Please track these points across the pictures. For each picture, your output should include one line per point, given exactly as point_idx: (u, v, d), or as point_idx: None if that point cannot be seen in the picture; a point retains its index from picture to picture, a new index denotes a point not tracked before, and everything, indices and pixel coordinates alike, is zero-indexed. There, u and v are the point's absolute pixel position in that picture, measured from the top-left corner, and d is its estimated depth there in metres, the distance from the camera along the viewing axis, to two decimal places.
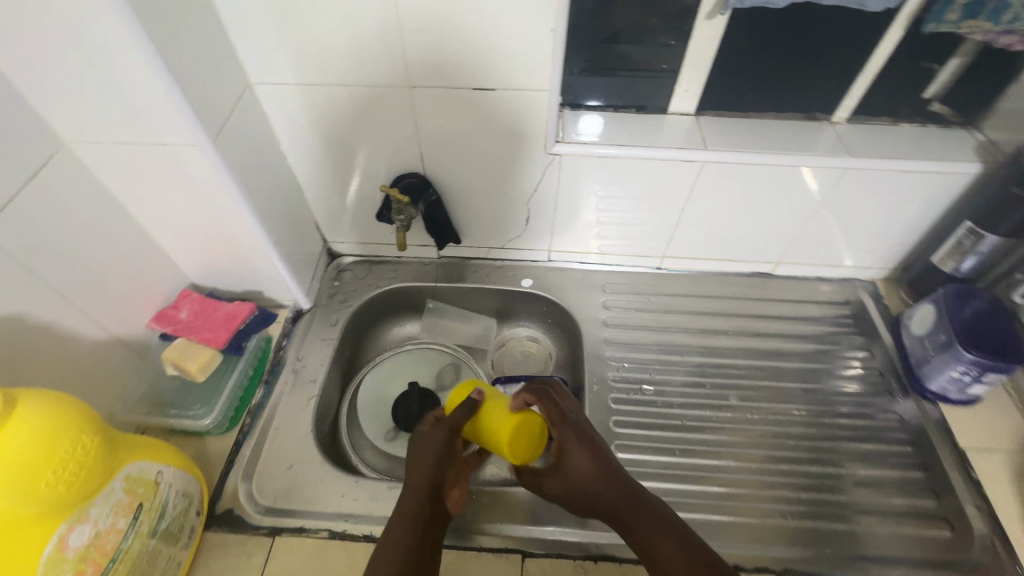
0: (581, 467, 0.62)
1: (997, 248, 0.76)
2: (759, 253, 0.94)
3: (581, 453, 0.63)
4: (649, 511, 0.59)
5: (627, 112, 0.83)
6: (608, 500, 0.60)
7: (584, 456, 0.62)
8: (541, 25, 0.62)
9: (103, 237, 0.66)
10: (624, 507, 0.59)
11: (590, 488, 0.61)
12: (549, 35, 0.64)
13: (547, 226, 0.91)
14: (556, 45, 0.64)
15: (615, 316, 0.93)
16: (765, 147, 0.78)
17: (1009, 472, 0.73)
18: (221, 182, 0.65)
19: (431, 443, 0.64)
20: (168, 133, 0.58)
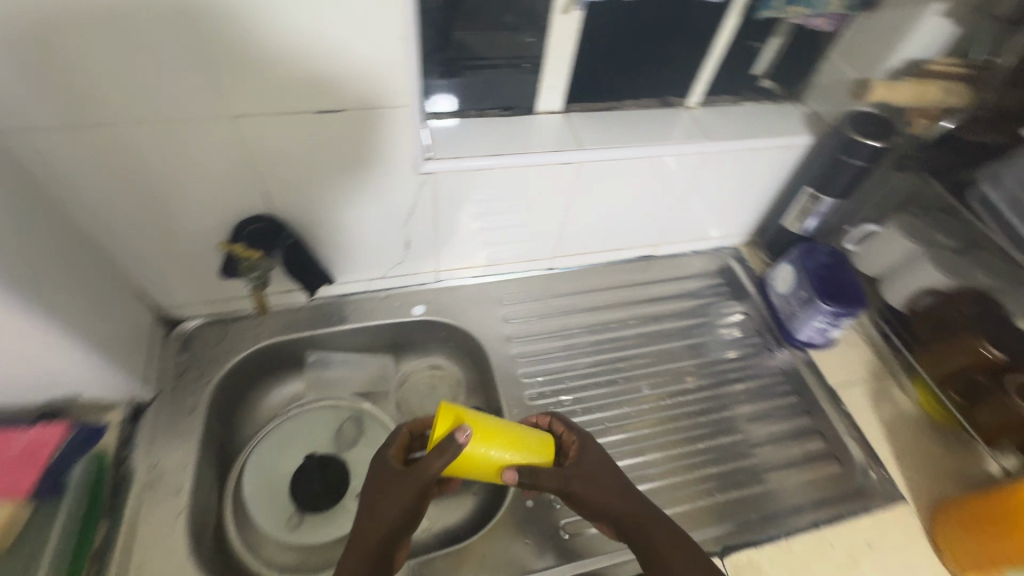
0: (599, 472, 0.60)
1: (832, 208, 0.86)
2: (640, 239, 0.97)
3: (596, 456, 0.62)
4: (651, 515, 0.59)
5: (496, 114, 0.77)
6: (627, 508, 0.59)
7: (600, 462, 0.61)
8: (387, 34, 0.54)
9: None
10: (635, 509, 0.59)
11: (607, 495, 0.59)
12: (397, 45, 0.55)
13: (429, 246, 0.83)
14: (408, 55, 0.56)
15: (518, 329, 0.89)
16: (635, 140, 0.78)
17: (868, 399, 0.85)
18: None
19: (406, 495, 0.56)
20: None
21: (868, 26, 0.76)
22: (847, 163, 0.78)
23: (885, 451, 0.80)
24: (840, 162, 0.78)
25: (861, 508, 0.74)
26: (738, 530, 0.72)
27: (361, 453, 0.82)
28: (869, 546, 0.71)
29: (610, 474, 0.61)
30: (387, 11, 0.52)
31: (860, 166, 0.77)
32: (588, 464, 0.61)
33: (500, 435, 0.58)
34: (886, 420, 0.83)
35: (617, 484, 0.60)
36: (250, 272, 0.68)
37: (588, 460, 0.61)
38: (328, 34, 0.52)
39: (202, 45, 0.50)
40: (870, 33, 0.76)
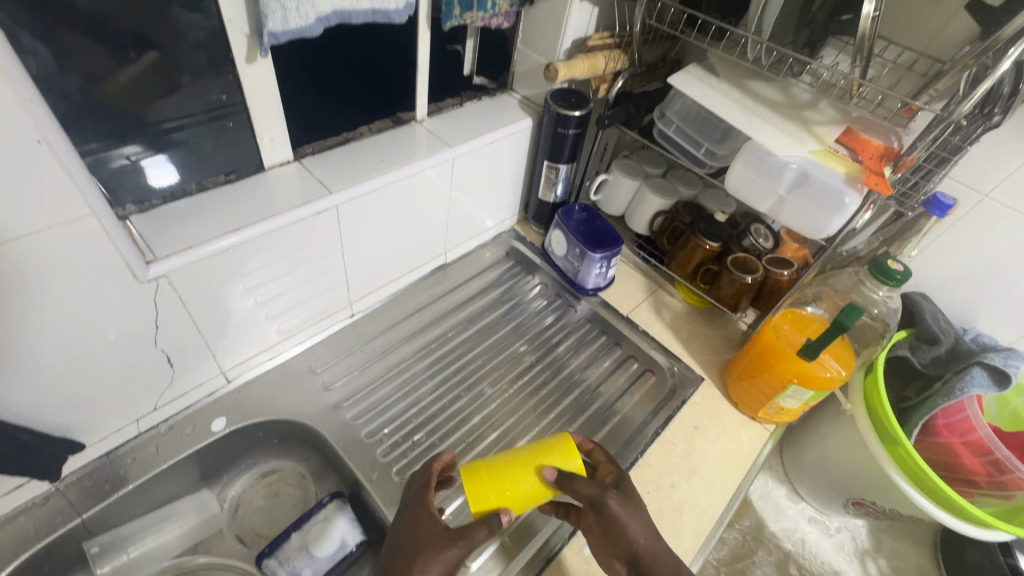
0: (633, 506, 0.62)
1: (570, 172, 0.98)
2: (427, 253, 0.97)
3: (631, 489, 0.64)
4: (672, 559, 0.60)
5: (219, 183, 0.67)
6: (652, 548, 0.60)
7: (632, 497, 0.63)
8: (18, 142, 0.40)
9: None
10: (656, 548, 0.60)
11: (638, 535, 0.60)
12: (39, 149, 0.42)
13: (200, 351, 0.70)
14: (62, 158, 0.44)
15: (343, 392, 0.82)
16: (382, 167, 0.77)
17: (653, 312, 1.02)
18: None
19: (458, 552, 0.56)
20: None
21: (537, 17, 0.87)
22: (564, 134, 0.90)
23: (679, 347, 0.96)
24: (560, 134, 0.90)
25: (682, 400, 0.89)
26: None
27: None
28: (696, 428, 0.85)
29: (640, 508, 0.62)
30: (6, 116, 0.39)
31: (575, 133, 0.90)
32: (624, 491, 0.63)
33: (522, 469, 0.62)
34: (670, 323, 1.00)
35: (645, 522, 0.62)
36: None
37: (626, 490, 0.63)
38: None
39: None
40: (541, 22, 0.87)
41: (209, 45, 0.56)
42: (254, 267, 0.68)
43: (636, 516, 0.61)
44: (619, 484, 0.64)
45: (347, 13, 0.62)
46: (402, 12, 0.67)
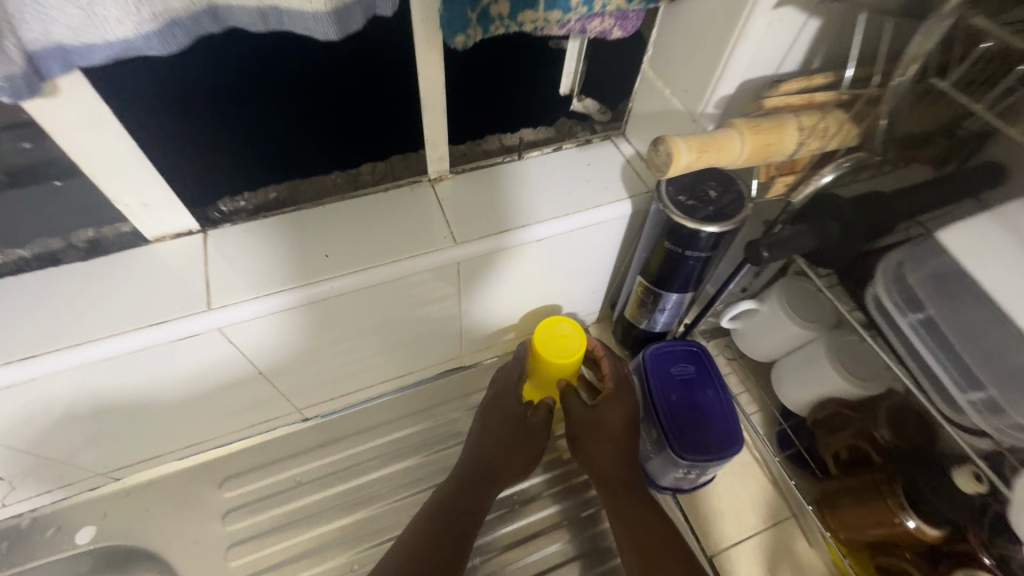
0: (617, 424, 0.55)
1: (682, 301, 0.56)
2: (430, 356, 0.65)
3: (626, 408, 0.56)
4: (640, 488, 0.55)
5: (80, 250, 0.47)
6: (626, 488, 0.55)
7: (622, 417, 0.55)
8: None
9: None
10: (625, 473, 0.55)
11: (610, 455, 0.55)
12: None
13: (51, 456, 0.52)
14: None
15: (245, 536, 0.59)
16: (330, 261, 0.47)
17: (760, 566, 0.59)
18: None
19: (510, 444, 0.57)
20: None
21: (682, 23, 0.45)
22: (683, 256, 0.48)
23: None
24: (668, 252, 0.48)
25: None
26: None
27: None
28: None
29: (625, 427, 0.55)
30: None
31: (699, 256, 0.48)
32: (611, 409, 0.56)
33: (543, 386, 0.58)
34: None
35: (624, 445, 0.55)
36: None
37: (613, 410, 0.56)
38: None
39: None
40: (687, 35, 0.45)
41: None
42: (224, 361, 0.50)
43: (614, 446, 0.55)
44: (617, 394, 0.56)
45: (219, 10, 0.32)
46: (337, 26, 0.34)
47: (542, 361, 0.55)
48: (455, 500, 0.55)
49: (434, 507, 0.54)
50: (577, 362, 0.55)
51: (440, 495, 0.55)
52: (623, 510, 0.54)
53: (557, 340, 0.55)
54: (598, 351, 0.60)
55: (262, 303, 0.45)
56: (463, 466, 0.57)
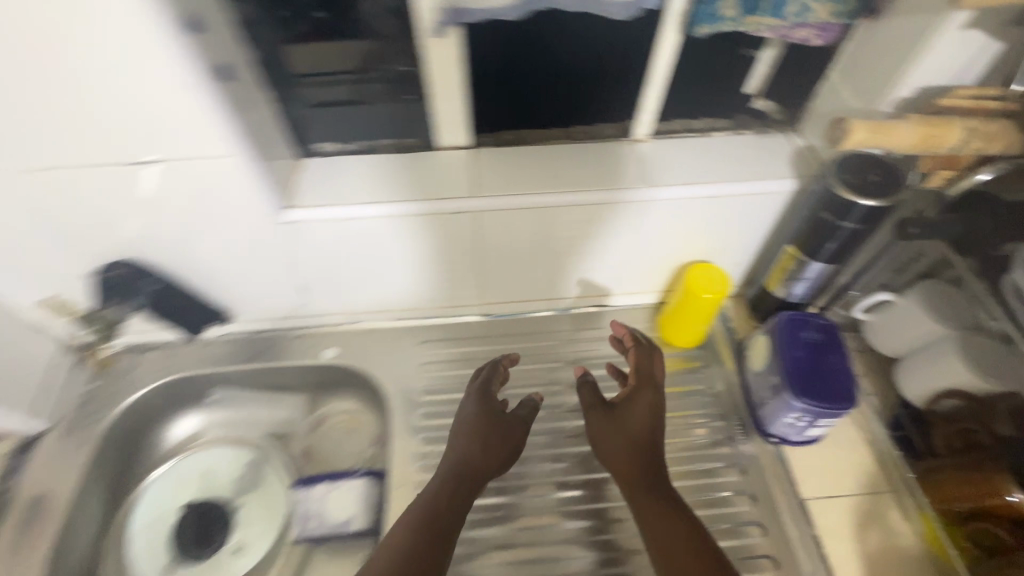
0: (640, 420, 0.64)
1: (824, 274, 0.66)
2: (590, 287, 0.81)
3: (648, 404, 0.66)
4: (669, 494, 0.58)
5: (392, 150, 0.66)
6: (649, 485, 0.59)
7: (645, 413, 0.65)
8: (172, 69, 0.46)
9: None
10: (648, 468, 0.61)
11: (624, 449, 0.62)
12: (189, 92, 0.48)
13: (328, 289, 0.75)
14: (209, 100, 0.49)
15: (432, 383, 0.79)
16: (556, 181, 0.64)
17: (850, 521, 0.66)
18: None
19: (489, 446, 0.64)
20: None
21: (880, 39, 0.55)
22: (835, 226, 0.58)
23: None
24: (824, 222, 0.59)
25: None
26: None
27: (250, 502, 0.78)
28: None
29: (648, 422, 0.64)
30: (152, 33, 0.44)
31: (852, 228, 0.58)
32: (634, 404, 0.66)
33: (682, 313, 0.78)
34: (872, 556, 0.64)
35: (647, 439, 0.63)
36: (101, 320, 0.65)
37: (639, 401, 0.66)
38: (77, 73, 0.46)
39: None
40: (878, 50, 0.56)
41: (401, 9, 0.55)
42: (462, 243, 0.68)
43: (629, 441, 0.63)
44: (642, 386, 0.67)
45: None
46: (625, 8, 0.52)
47: (688, 291, 0.75)
48: (439, 502, 0.58)
49: (421, 518, 0.56)
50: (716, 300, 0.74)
51: (420, 503, 0.58)
52: (646, 509, 0.57)
53: (705, 279, 0.74)
54: (627, 340, 0.74)
55: (405, 206, 0.62)
56: (448, 466, 0.62)
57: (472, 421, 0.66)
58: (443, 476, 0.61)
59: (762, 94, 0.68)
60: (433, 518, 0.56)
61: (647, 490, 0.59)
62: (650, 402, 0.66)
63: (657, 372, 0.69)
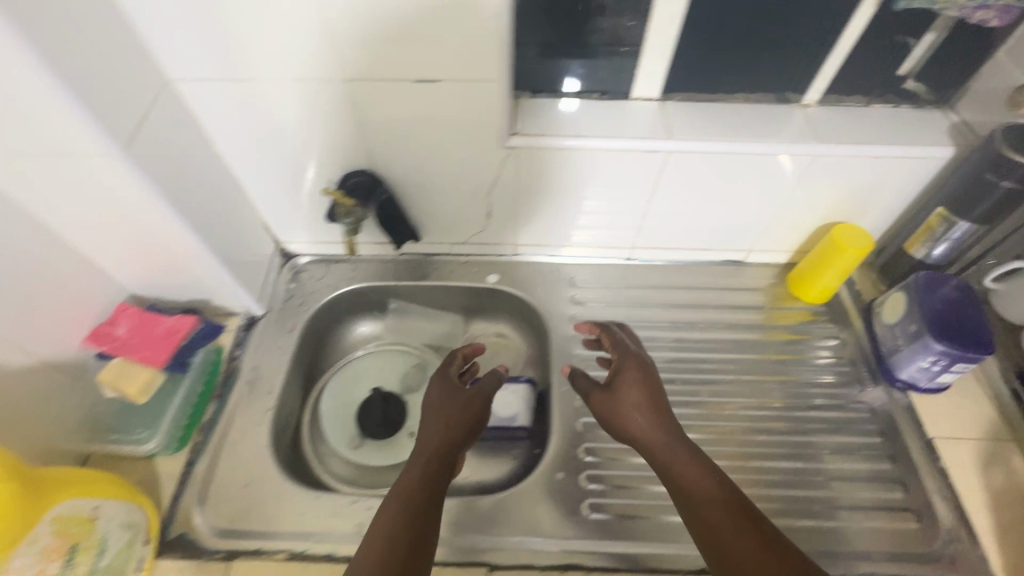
0: (641, 396, 0.69)
1: (968, 234, 0.75)
2: (731, 240, 0.90)
3: (635, 382, 0.70)
4: (699, 461, 0.62)
5: (593, 99, 0.77)
6: (678, 453, 0.63)
7: (639, 389, 0.69)
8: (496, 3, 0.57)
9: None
10: (663, 437, 0.65)
11: (648, 420, 0.67)
12: (491, 21, 0.58)
13: (509, 218, 0.86)
14: (501, 28, 0.58)
15: (583, 312, 0.90)
16: (736, 133, 0.74)
17: (975, 460, 0.73)
18: (120, 162, 0.56)
19: (456, 410, 0.71)
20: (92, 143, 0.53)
21: None
22: (994, 184, 0.68)
23: (984, 521, 0.69)
24: (984, 181, 0.68)
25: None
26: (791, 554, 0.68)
27: (420, 398, 0.90)
28: None
29: (646, 399, 0.68)
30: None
31: (1011, 187, 0.67)
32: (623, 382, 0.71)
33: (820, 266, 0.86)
34: (996, 490, 0.71)
35: (653, 410, 0.67)
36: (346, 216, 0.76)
37: (629, 378, 0.70)
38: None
39: (334, 23, 0.58)
40: None
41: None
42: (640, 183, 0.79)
43: (633, 414, 0.68)
44: (633, 371, 0.71)
45: None
46: None
47: (831, 245, 0.83)
48: (421, 476, 0.62)
49: (403, 492, 0.59)
50: (858, 256, 0.81)
51: (410, 477, 0.62)
52: (678, 474, 0.62)
53: (850, 236, 0.82)
54: (594, 331, 0.81)
55: (515, 141, 0.71)
56: (422, 446, 0.66)
57: (436, 399, 0.73)
58: (438, 440, 0.67)
59: (914, 76, 0.76)
60: (434, 474, 0.62)
61: (671, 442, 0.64)
62: (636, 383, 0.69)
63: (638, 352, 0.75)
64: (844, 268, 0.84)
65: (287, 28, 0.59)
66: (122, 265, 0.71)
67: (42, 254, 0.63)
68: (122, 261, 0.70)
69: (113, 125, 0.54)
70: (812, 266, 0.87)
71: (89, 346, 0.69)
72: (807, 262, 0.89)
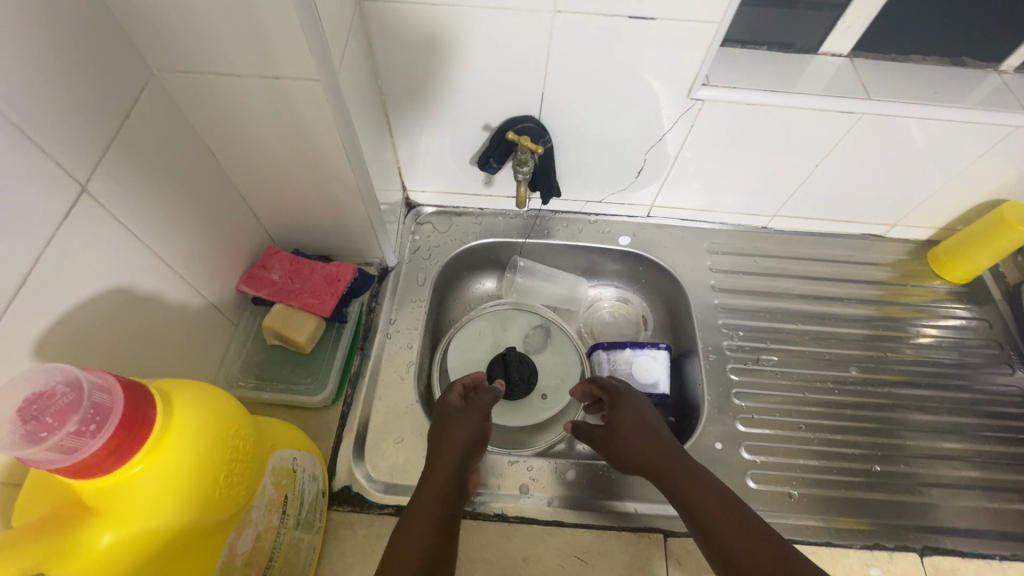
0: (630, 427, 0.64)
1: None
2: (878, 215, 0.87)
3: (632, 415, 0.65)
4: (700, 483, 0.56)
5: (768, 50, 0.72)
6: (677, 481, 0.57)
7: (633, 421, 0.64)
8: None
9: (167, 194, 0.52)
10: (664, 466, 0.59)
11: (648, 446, 0.61)
12: None
13: (657, 176, 0.81)
14: None
15: (721, 280, 0.87)
16: (934, 98, 0.69)
17: None
18: (326, 89, 0.50)
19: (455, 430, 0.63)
20: (306, 66, 0.48)
21: None
22: None
23: None
24: None
25: None
26: (954, 531, 0.69)
27: (547, 360, 0.87)
28: None
29: (638, 426, 0.64)
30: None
31: None
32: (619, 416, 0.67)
33: (973, 244, 0.83)
34: None
35: (654, 437, 0.62)
36: (518, 164, 0.70)
37: (625, 409, 0.66)
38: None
39: None
40: None
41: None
42: (817, 146, 0.74)
43: (631, 439, 0.63)
44: (625, 400, 0.67)
45: None
46: None
47: (994, 222, 0.80)
48: (427, 503, 0.54)
49: (415, 523, 0.51)
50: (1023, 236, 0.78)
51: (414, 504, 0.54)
52: (693, 505, 0.54)
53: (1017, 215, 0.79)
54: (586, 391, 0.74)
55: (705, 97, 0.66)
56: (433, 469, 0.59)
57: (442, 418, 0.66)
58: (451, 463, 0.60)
59: None
60: (446, 497, 0.55)
61: (670, 470, 0.58)
62: (634, 410, 0.65)
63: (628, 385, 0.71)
64: (1002, 248, 0.81)
65: None
66: (276, 205, 0.66)
67: (209, 188, 0.58)
68: (276, 200, 0.66)
69: (328, 47, 0.48)
70: (963, 243, 0.84)
71: (246, 289, 0.65)
72: (955, 239, 0.86)
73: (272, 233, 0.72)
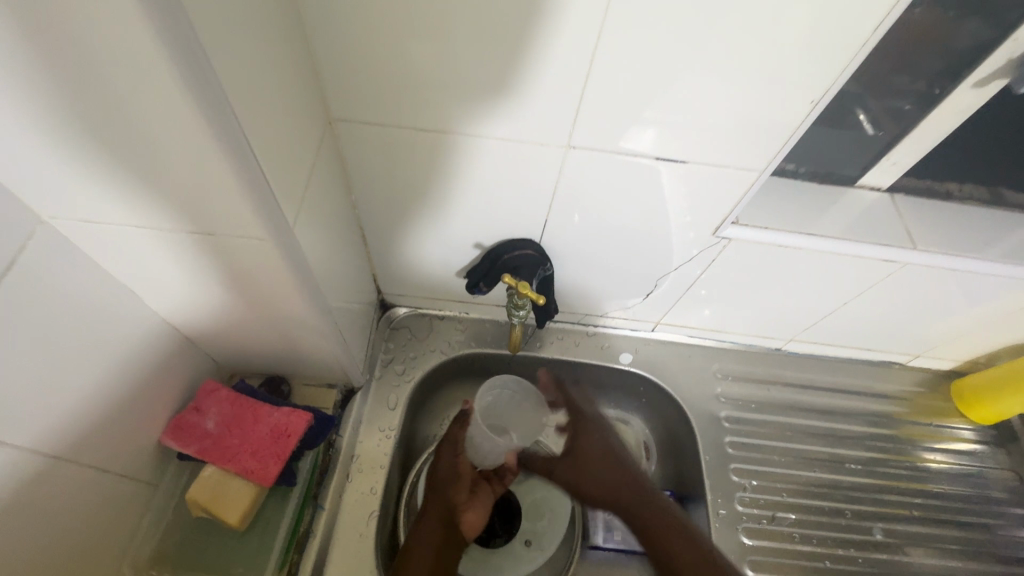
0: (595, 458, 0.68)
1: None
2: (904, 346, 0.79)
3: (598, 445, 0.69)
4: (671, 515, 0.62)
5: (800, 179, 0.64)
6: (646, 511, 0.63)
7: (599, 453, 0.68)
8: (804, 88, 0.44)
9: (52, 362, 0.41)
10: (632, 500, 0.64)
11: (607, 483, 0.66)
12: (803, 108, 0.45)
13: (668, 299, 0.72)
14: (807, 122, 0.46)
15: (731, 411, 0.78)
16: (980, 248, 0.62)
17: None
18: (260, 246, 0.41)
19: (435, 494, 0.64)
20: (225, 222, 0.38)
21: None
22: None
23: None
24: None
25: None
26: None
27: (535, 493, 0.75)
28: None
29: (602, 456, 0.68)
30: (837, 51, 0.41)
31: None
32: (581, 441, 0.70)
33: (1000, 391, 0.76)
34: None
35: (618, 472, 0.67)
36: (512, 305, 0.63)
37: (585, 437, 0.70)
38: (715, 65, 0.42)
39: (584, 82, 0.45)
40: None
41: (983, 49, 0.52)
42: (846, 286, 0.66)
43: (591, 475, 0.67)
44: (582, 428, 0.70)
45: None
46: None
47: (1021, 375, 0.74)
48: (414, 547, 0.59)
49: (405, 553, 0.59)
50: None
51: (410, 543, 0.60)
52: (658, 528, 0.62)
53: None
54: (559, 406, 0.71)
55: (739, 231, 0.58)
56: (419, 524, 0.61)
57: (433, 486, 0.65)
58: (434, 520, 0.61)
59: None
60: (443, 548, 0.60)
61: (643, 510, 0.63)
62: (599, 438, 0.69)
63: (587, 416, 0.71)
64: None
65: (519, 78, 0.45)
66: (221, 334, 0.55)
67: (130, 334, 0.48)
68: (223, 331, 0.55)
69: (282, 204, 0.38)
70: (988, 387, 0.77)
71: (169, 443, 0.53)
72: (978, 380, 0.79)
73: (215, 357, 0.60)
